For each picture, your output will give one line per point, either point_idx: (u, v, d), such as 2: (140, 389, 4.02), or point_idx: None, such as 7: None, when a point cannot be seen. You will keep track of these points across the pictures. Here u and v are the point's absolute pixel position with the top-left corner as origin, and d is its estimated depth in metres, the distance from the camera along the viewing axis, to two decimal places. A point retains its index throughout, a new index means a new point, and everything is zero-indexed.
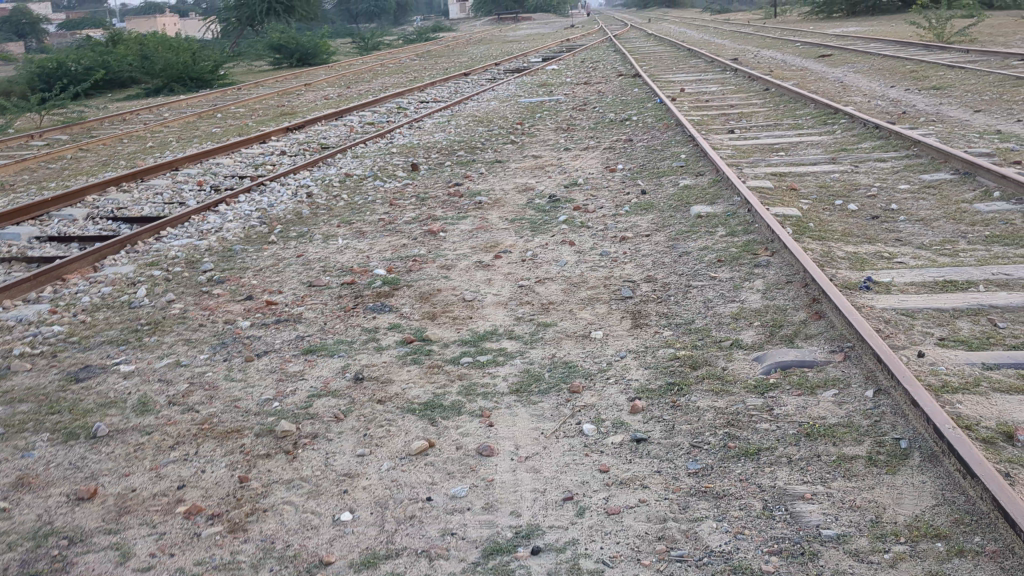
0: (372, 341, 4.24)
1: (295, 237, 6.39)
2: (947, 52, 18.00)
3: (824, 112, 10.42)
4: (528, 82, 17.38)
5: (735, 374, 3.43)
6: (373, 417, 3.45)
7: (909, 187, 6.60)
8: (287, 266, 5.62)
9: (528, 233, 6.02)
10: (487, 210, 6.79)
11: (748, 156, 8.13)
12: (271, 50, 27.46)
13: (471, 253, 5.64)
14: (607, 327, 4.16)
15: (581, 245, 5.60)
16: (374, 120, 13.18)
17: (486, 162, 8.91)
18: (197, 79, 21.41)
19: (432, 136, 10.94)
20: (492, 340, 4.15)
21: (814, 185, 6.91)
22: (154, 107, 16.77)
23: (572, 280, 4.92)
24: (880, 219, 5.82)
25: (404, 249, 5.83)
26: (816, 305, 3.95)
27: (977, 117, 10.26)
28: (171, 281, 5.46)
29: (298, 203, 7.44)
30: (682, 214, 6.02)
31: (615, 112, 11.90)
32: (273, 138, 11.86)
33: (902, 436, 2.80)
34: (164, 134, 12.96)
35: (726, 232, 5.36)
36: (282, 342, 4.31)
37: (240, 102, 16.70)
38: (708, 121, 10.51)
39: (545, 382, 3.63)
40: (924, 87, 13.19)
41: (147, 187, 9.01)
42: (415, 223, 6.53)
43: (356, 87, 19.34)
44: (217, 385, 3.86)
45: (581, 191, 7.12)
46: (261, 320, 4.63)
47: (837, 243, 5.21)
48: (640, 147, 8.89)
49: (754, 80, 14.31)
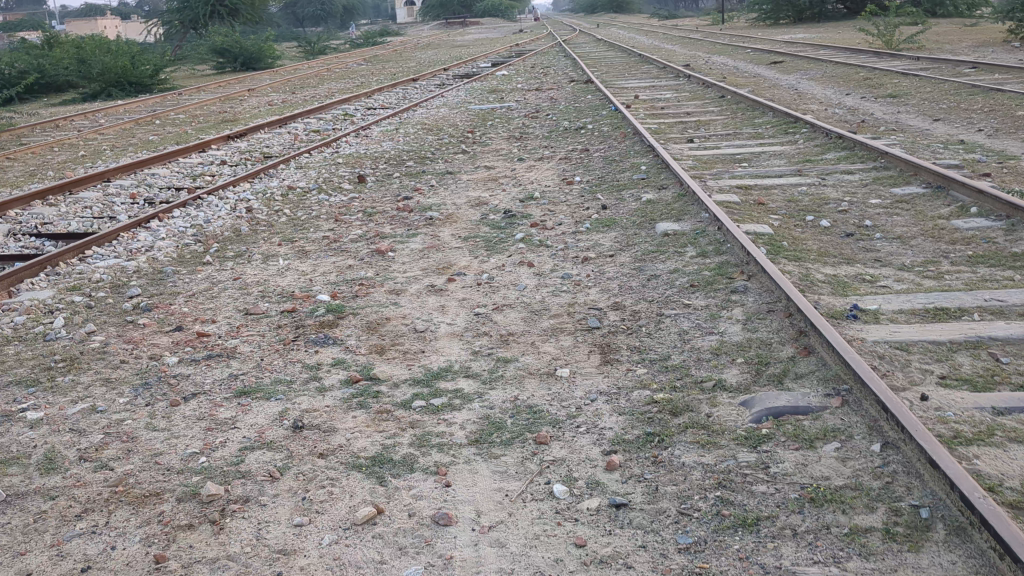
0: (313, 381, 3.81)
1: (232, 257, 5.92)
2: (898, 58, 17.95)
3: (784, 120, 10.18)
4: (478, 87, 16.99)
5: (722, 422, 3.08)
6: (313, 475, 3.02)
7: (881, 202, 6.32)
8: (222, 291, 5.17)
9: (483, 253, 5.63)
10: (438, 227, 6.38)
11: (711, 167, 7.81)
12: (215, 54, 26.74)
13: (422, 276, 5.22)
14: (574, 363, 3.77)
15: (541, 266, 5.22)
16: (319, 128, 12.72)
17: (436, 174, 8.50)
18: (137, 83, 20.72)
19: (379, 145, 10.51)
20: (446, 379, 3.74)
21: (782, 199, 6.60)
22: (90, 112, 16.09)
23: (532, 307, 4.53)
24: (855, 237, 5.52)
25: (350, 271, 5.40)
26: (804, 339, 3.62)
27: (937, 125, 10.07)
28: (93, 309, 4.97)
29: (237, 219, 6.96)
30: (646, 232, 5.67)
31: (569, 120, 11.56)
32: (213, 147, 11.33)
33: (922, 503, 2.44)
34: (97, 142, 12.34)
35: (697, 253, 5.02)
36: (212, 382, 3.86)
37: (181, 108, 16.08)
38: (666, 130, 10.21)
39: (508, 431, 3.23)
40: (880, 94, 13.04)
41: (76, 200, 8.46)
42: (362, 242, 6.10)
43: (301, 92, 18.79)
44: (136, 436, 3.40)
45: (537, 205, 6.75)
46: (190, 355, 4.17)
47: (814, 265, 4.89)
48: (597, 157, 8.54)
49: (709, 87, 14.06)
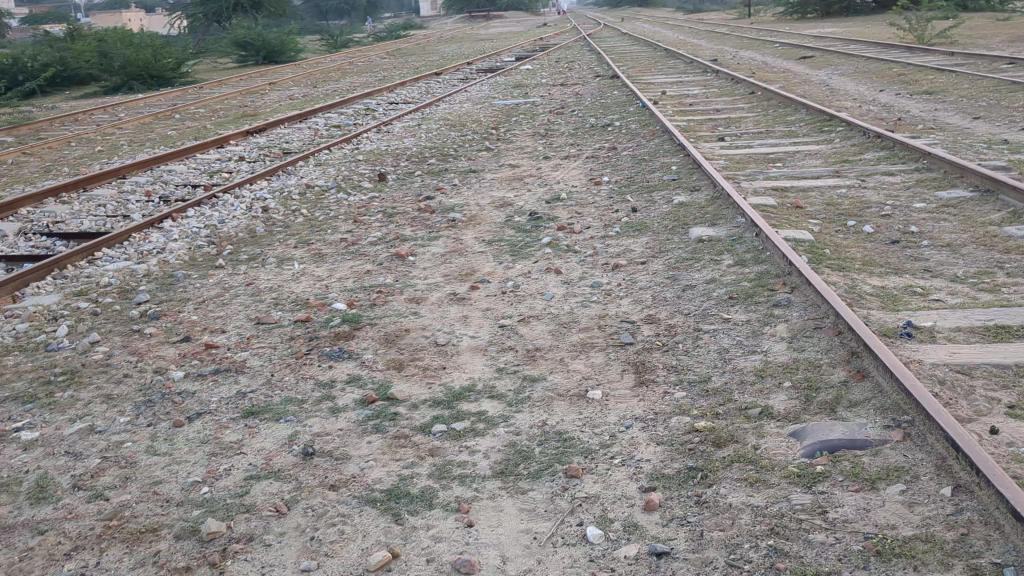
0: (326, 401, 3.55)
1: (246, 261, 5.68)
2: (931, 53, 17.54)
3: (818, 118, 9.86)
4: (502, 82, 16.72)
5: (771, 457, 2.80)
6: (324, 510, 2.77)
7: (926, 206, 6.01)
8: (234, 298, 4.93)
9: (508, 258, 5.36)
10: (461, 229, 6.12)
11: (744, 167, 7.51)
12: (237, 48, 26.60)
13: (444, 283, 4.97)
14: (607, 383, 3.50)
15: (569, 274, 4.95)
16: (340, 123, 12.50)
17: (459, 172, 8.23)
18: (158, 77, 20.57)
19: (401, 142, 10.26)
20: (469, 400, 3.48)
21: (820, 202, 6.31)
22: (110, 107, 15.93)
23: (560, 319, 4.26)
24: (900, 245, 5.22)
25: (369, 277, 5.16)
26: (856, 361, 3.34)
27: (978, 124, 9.72)
28: (99, 316, 4.74)
29: (252, 219, 6.73)
30: (680, 237, 5.39)
31: (595, 116, 11.28)
32: (232, 142, 11.12)
33: (1005, 561, 2.16)
34: (116, 137, 12.16)
35: (734, 261, 4.73)
36: (219, 400, 3.62)
37: (201, 102, 15.90)
38: (695, 127, 9.92)
39: (536, 461, 2.97)
40: (915, 91, 12.68)
41: (90, 198, 8.26)
42: (381, 245, 5.85)
43: (323, 86, 18.58)
44: (135, 462, 3.16)
45: (564, 207, 6.49)
46: (197, 369, 3.93)
47: (860, 275, 4.60)
48: (626, 156, 8.25)
49: (738, 83, 13.74)
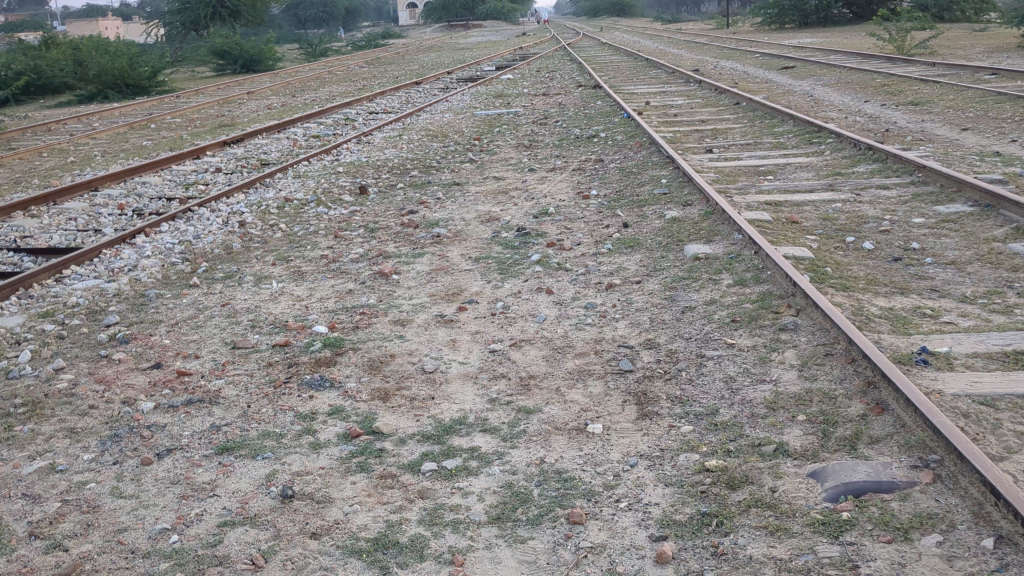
0: (306, 435, 3.31)
1: (222, 279, 5.44)
2: (913, 63, 17.47)
3: (806, 129, 9.71)
4: (483, 92, 16.51)
5: (791, 502, 2.59)
6: (305, 563, 2.53)
7: (925, 221, 5.83)
8: (209, 320, 4.68)
9: (496, 277, 5.14)
10: (446, 246, 5.89)
11: (735, 181, 7.33)
12: (215, 56, 26.30)
13: (430, 303, 4.74)
14: (607, 416, 3.28)
15: (561, 293, 4.74)
16: (319, 134, 12.25)
17: (442, 185, 8.01)
18: (134, 85, 20.23)
19: (382, 153, 10.02)
20: (461, 433, 3.25)
21: (816, 216, 6.13)
22: (84, 116, 15.60)
23: (555, 343, 4.04)
24: (902, 262, 5.03)
25: (351, 297, 4.92)
26: (873, 392, 3.13)
27: (967, 136, 9.58)
28: (65, 339, 4.48)
29: (228, 234, 6.47)
30: (675, 255, 5.18)
31: (580, 127, 11.09)
32: (208, 153, 10.85)
33: None
34: (89, 147, 11.86)
35: (734, 280, 4.53)
36: (191, 434, 3.37)
37: (177, 112, 15.60)
38: (682, 138, 9.75)
39: (534, 505, 2.74)
40: (901, 101, 12.56)
41: (60, 211, 7.97)
42: (362, 262, 5.61)
43: (302, 95, 18.32)
44: (98, 506, 2.92)
45: (552, 222, 6.27)
46: (168, 400, 3.68)
47: (866, 295, 4.41)
48: (613, 169, 8.05)
49: (722, 93, 13.59)
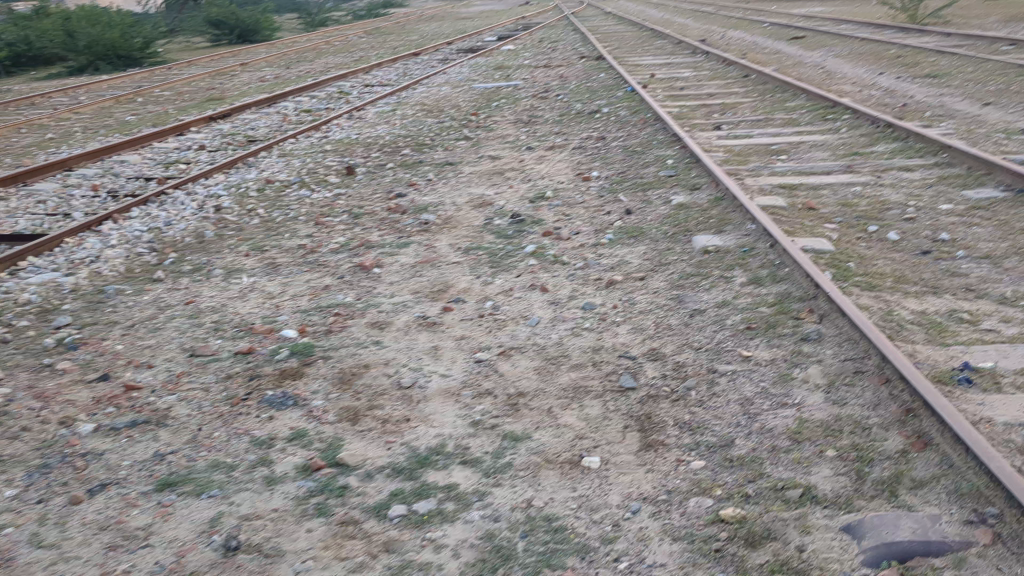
0: (260, 468, 2.89)
1: (189, 272, 5.01)
2: (927, 33, 16.90)
3: (819, 104, 9.23)
4: (482, 63, 16.00)
5: (824, 567, 2.17)
6: None
7: (953, 208, 5.38)
8: (169, 322, 4.26)
9: (486, 271, 4.70)
10: (434, 235, 5.45)
11: (746, 162, 6.86)
12: (210, 26, 25.72)
13: (412, 303, 4.31)
14: (605, 446, 2.85)
15: (556, 292, 4.30)
16: (311, 108, 11.79)
17: (435, 165, 7.57)
18: (126, 56, 19.63)
19: (373, 129, 9.56)
20: (437, 466, 2.83)
21: (835, 202, 5.68)
22: (71, 90, 15.09)
23: (548, 353, 3.61)
24: (932, 257, 4.58)
25: (327, 294, 4.50)
26: (914, 423, 2.70)
27: (989, 111, 9.09)
28: (9, 344, 4.06)
29: (202, 221, 6.04)
30: (682, 247, 4.74)
31: (582, 102, 10.60)
32: (193, 129, 10.38)
33: None
34: (69, 123, 11.39)
35: (748, 279, 4.09)
36: (130, 465, 2.95)
37: (167, 85, 15.11)
38: (689, 113, 9.27)
39: (519, 564, 2.32)
40: (917, 74, 12.04)
41: (30, 193, 7.53)
42: (343, 253, 5.17)
43: (298, 67, 17.81)
44: (12, 559, 2.50)
45: (550, 207, 5.83)
46: (110, 421, 3.26)
47: (895, 296, 3.97)
48: (616, 147, 7.59)
49: (731, 65, 13.07)
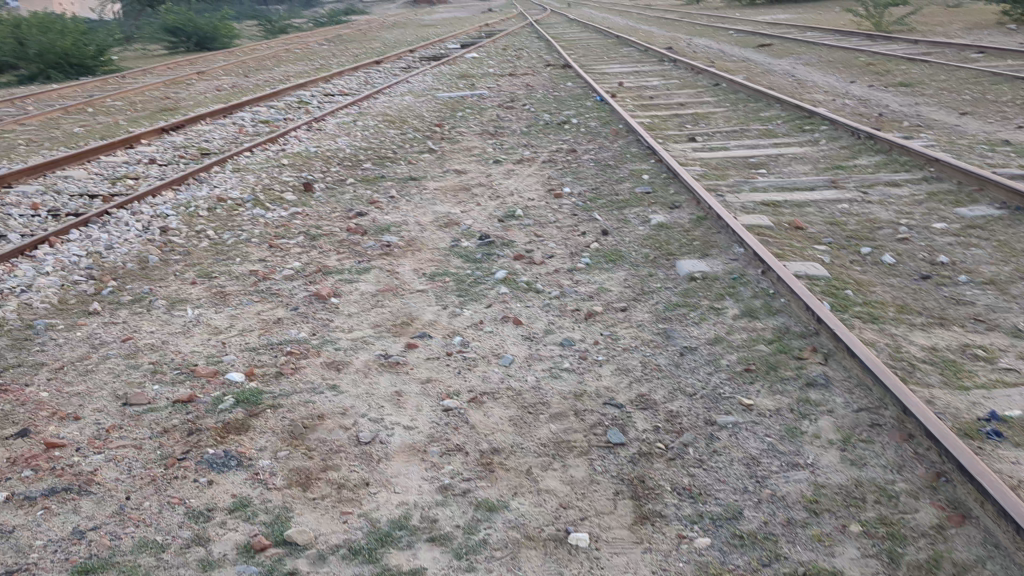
0: (195, 549, 2.49)
1: (129, 304, 4.59)
2: (894, 40, 16.76)
3: (795, 114, 8.95)
4: (446, 71, 15.62)
5: None
6: None
7: (948, 227, 5.07)
8: (103, 363, 3.84)
9: (454, 300, 4.32)
10: (396, 259, 5.07)
11: (725, 176, 6.54)
12: (167, 34, 25.13)
13: (373, 339, 3.91)
14: (594, 518, 2.49)
15: (531, 325, 3.93)
16: (269, 119, 11.37)
17: (397, 180, 7.18)
18: (79, 65, 19.05)
19: (333, 142, 9.15)
20: (401, 545, 2.44)
21: (823, 220, 5.37)
22: (20, 99, 14.52)
23: (524, 399, 3.23)
24: (932, 282, 4.26)
25: (279, 328, 4.10)
26: (948, 492, 2.35)
27: (967, 121, 8.86)
28: None
29: (146, 244, 5.61)
30: (666, 274, 4.39)
31: (549, 112, 10.26)
32: (144, 141, 9.93)
33: None
34: (14, 135, 10.88)
35: (741, 312, 3.74)
36: (43, 545, 2.54)
37: (120, 94, 14.60)
38: (660, 124, 8.96)
39: None
40: (889, 83, 11.82)
41: None
42: (298, 280, 4.77)
43: (256, 75, 17.33)
44: None
45: (521, 227, 5.48)
46: (26, 488, 2.84)
47: (900, 330, 3.63)
48: (587, 161, 7.25)
49: (699, 73, 12.81)
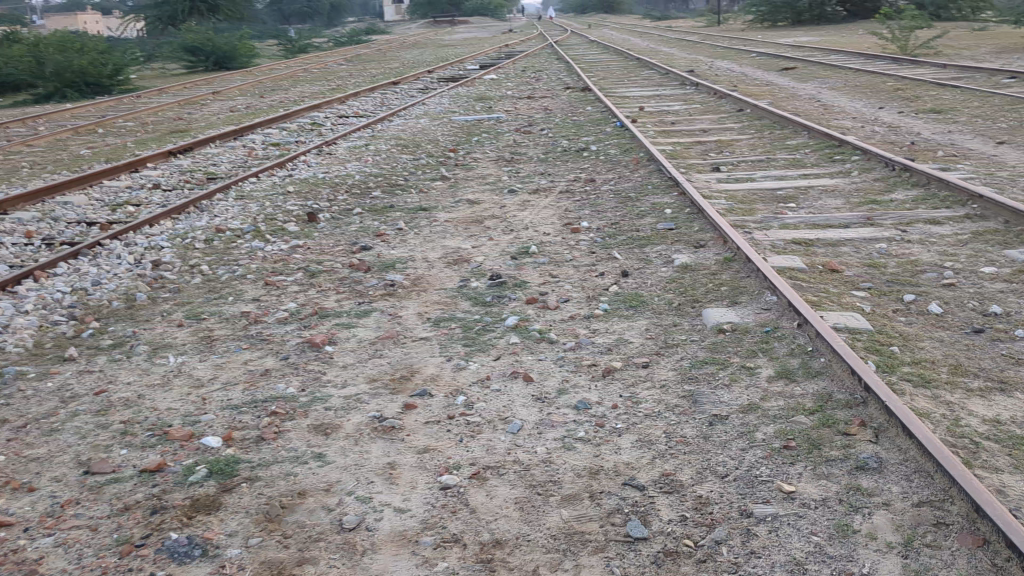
0: None
1: (108, 349, 4.24)
2: (922, 64, 16.36)
3: (824, 142, 8.57)
4: (463, 93, 15.32)
5: None
6: None
7: (997, 271, 4.67)
8: (70, 421, 3.48)
9: (459, 351, 3.95)
10: (400, 301, 4.70)
11: (753, 211, 6.16)
12: (186, 53, 24.97)
13: (369, 396, 3.54)
14: None
15: (542, 383, 3.56)
16: (279, 141, 11.07)
17: (407, 210, 6.84)
18: (94, 84, 18.84)
19: (344, 167, 8.82)
20: None
21: (859, 261, 4.98)
22: (31, 120, 14.30)
23: (532, 476, 2.86)
24: (986, 336, 3.86)
25: (266, 382, 3.74)
26: None
27: (1005, 151, 8.45)
28: None
29: (136, 280, 5.27)
30: (692, 324, 4.01)
31: (568, 137, 9.92)
32: (149, 165, 9.63)
33: None
34: (19, 157, 10.62)
35: (776, 374, 3.35)
36: None
37: (132, 114, 14.35)
38: (683, 152, 8.59)
39: None
40: (920, 109, 11.42)
41: None
42: (292, 324, 4.42)
43: (272, 96, 17.06)
44: None
45: (535, 266, 5.11)
46: None
47: (957, 396, 3.23)
48: (607, 192, 6.89)
49: (723, 98, 12.44)
